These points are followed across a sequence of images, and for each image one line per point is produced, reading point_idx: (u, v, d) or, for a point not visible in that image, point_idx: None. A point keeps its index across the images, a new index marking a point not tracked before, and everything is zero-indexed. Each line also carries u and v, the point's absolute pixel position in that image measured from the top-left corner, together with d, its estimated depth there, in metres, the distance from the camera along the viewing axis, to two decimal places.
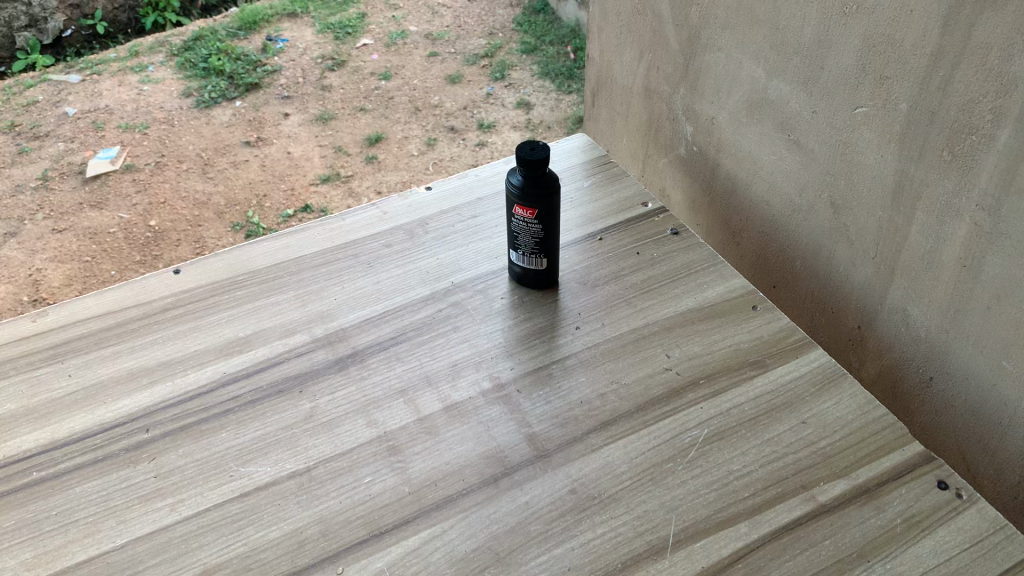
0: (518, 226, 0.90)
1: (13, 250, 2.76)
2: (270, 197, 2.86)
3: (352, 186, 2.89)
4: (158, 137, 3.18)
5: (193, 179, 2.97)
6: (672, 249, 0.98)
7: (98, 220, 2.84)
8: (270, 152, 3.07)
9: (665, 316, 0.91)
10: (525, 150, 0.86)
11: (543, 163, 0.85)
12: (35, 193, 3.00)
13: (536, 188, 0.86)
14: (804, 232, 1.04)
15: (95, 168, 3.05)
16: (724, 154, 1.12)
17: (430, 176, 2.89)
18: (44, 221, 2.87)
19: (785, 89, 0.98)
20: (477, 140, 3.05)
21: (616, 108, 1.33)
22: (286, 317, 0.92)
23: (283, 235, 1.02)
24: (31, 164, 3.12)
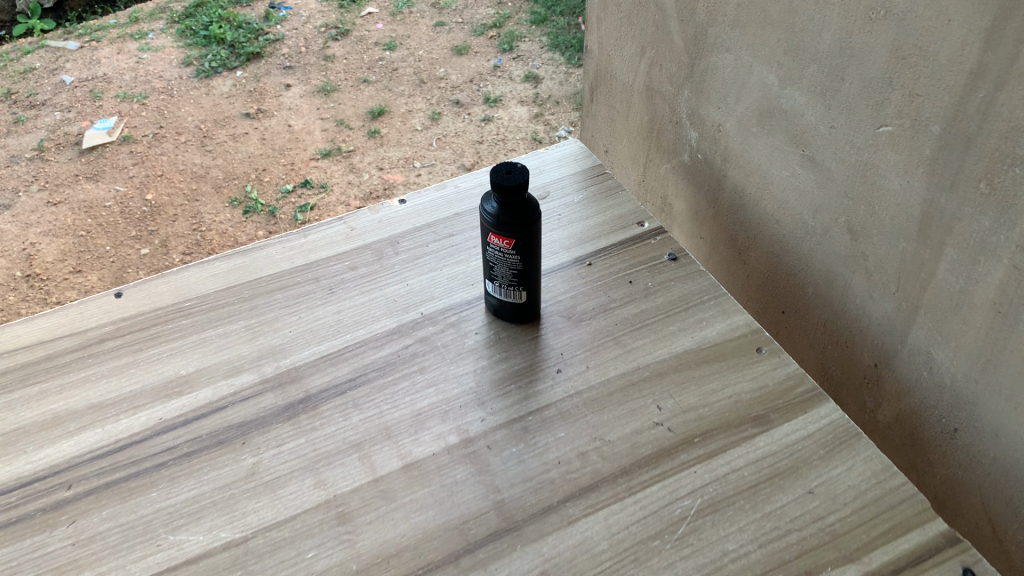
0: (494, 256, 0.80)
1: (6, 224, 2.66)
2: (269, 171, 2.75)
3: (353, 162, 2.77)
4: (156, 107, 3.07)
5: (190, 152, 2.86)
6: (669, 278, 0.88)
7: (93, 193, 2.74)
8: (269, 125, 2.95)
9: (658, 358, 0.80)
10: (500, 173, 0.75)
11: (521, 189, 0.75)
12: (31, 163, 2.89)
13: (513, 217, 0.76)
14: (816, 258, 0.93)
15: (92, 139, 2.95)
16: (730, 165, 1.01)
17: (434, 153, 2.78)
18: (39, 192, 2.77)
19: (799, 99, 0.86)
20: (484, 115, 2.92)
21: (616, 106, 1.22)
22: (233, 353, 0.82)
23: (238, 254, 0.92)
24: (26, 134, 3.02)
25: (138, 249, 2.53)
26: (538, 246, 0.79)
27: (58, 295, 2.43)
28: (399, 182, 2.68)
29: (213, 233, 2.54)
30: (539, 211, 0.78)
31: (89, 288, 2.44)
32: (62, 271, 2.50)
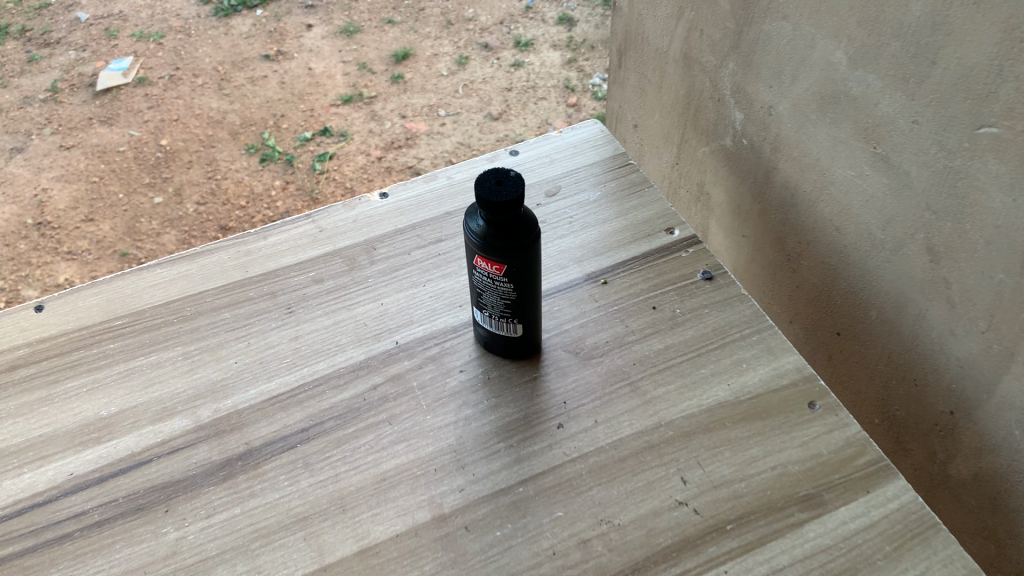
0: (482, 282, 0.64)
1: (19, 168, 2.25)
2: (287, 116, 2.30)
3: (375, 109, 2.31)
4: (174, 48, 2.61)
5: (208, 95, 2.40)
6: (703, 304, 0.71)
7: (106, 137, 2.31)
8: (289, 68, 2.48)
9: (686, 414, 0.64)
10: (487, 184, 0.58)
11: (514, 205, 0.58)
12: (45, 104, 2.45)
13: (505, 239, 0.60)
14: (883, 276, 0.75)
15: (105, 80, 2.50)
16: (781, 155, 0.83)
17: (459, 102, 2.30)
18: (52, 136, 2.34)
19: (874, 83, 0.68)
20: (513, 60, 2.44)
21: (647, 74, 1.05)
22: (166, 390, 0.68)
23: (184, 259, 0.78)
24: (40, 73, 2.57)
25: (152, 196, 2.12)
26: (536, 271, 0.63)
27: (69, 246, 2.04)
28: (423, 133, 2.23)
29: (228, 182, 2.14)
30: (538, 228, 0.61)
31: (102, 239, 2.04)
32: (74, 220, 2.09)
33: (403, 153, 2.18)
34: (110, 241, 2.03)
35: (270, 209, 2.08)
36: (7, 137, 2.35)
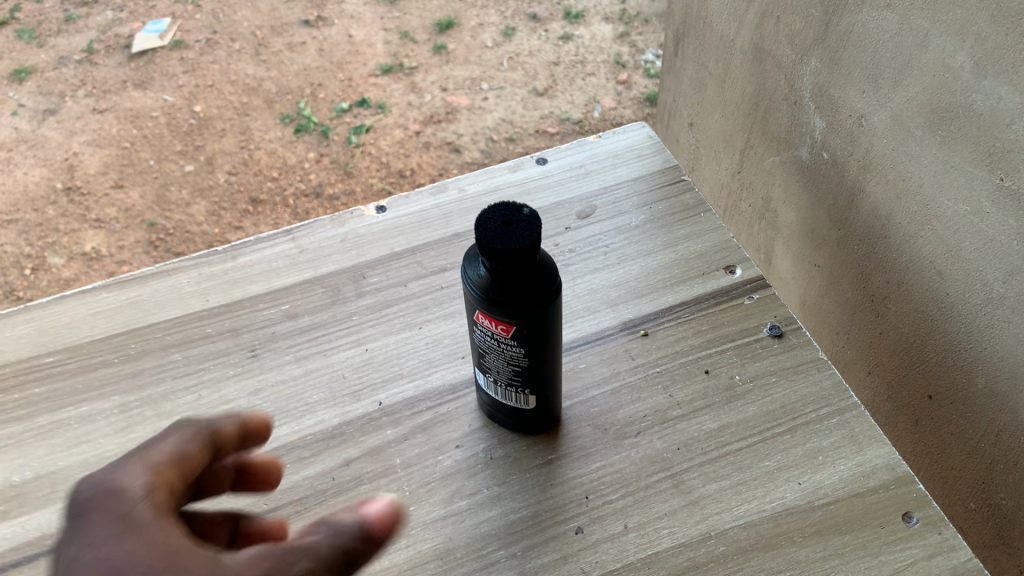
0: (485, 343, 0.50)
1: (51, 130, 1.86)
2: (325, 86, 1.90)
3: (415, 80, 1.91)
4: (211, 10, 2.14)
5: (244, 60, 1.98)
6: (769, 370, 0.57)
7: (139, 101, 1.90)
8: (329, 35, 2.03)
9: (744, 523, 0.50)
10: (491, 224, 0.44)
11: (525, 255, 0.43)
12: (80, 65, 2.01)
13: (515, 295, 0.46)
14: (998, 340, 0.59)
15: (143, 42, 2.04)
16: (870, 175, 0.68)
17: (504, 76, 1.91)
18: (85, 98, 1.93)
19: (1007, 97, 0.52)
20: (562, 31, 2.00)
21: (709, 66, 0.91)
22: (94, 452, 0.55)
23: (136, 280, 0.64)
24: (77, 33, 2.10)
25: (183, 164, 1.77)
26: (556, 331, 0.49)
27: (98, 213, 1.70)
28: (463, 108, 1.84)
29: (262, 153, 1.77)
30: (558, 279, 0.47)
31: (132, 208, 1.70)
32: (103, 185, 1.74)
33: (444, 129, 1.81)
34: (139, 211, 1.69)
35: (302, 183, 1.73)
36: (39, 98, 1.94)
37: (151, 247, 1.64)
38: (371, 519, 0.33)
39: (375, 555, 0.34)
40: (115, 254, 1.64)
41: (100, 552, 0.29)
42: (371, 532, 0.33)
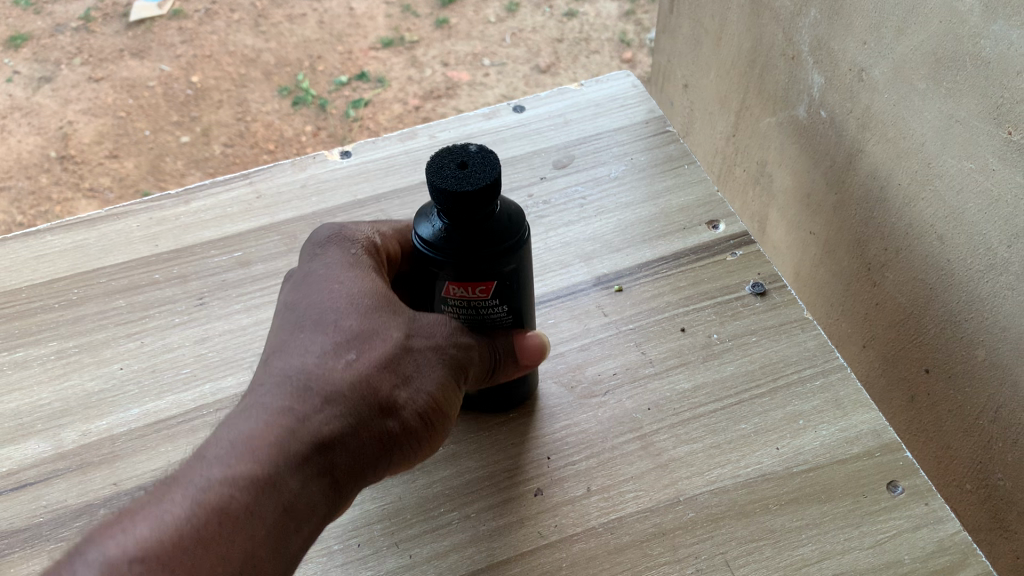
0: (455, 314, 0.46)
1: (44, 97, 1.79)
2: (324, 58, 1.83)
3: (416, 54, 1.85)
4: None
5: (242, 30, 1.90)
6: (750, 329, 0.54)
7: (135, 71, 1.83)
8: (329, 6, 1.96)
9: (716, 488, 0.46)
10: (447, 169, 0.40)
11: (491, 193, 0.40)
12: (75, 32, 1.92)
13: (489, 245, 0.42)
14: (1001, 307, 0.55)
15: (140, 11, 1.95)
16: (870, 133, 0.64)
17: (506, 51, 1.84)
18: (82, 66, 1.85)
19: (1019, 40, 0.48)
20: (567, 8, 1.92)
21: (704, 22, 0.86)
22: (28, 401, 0.51)
23: (84, 224, 0.61)
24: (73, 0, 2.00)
25: (179, 134, 1.71)
26: (525, 281, 0.46)
27: (90, 182, 1.65)
28: (463, 83, 1.79)
29: (258, 125, 1.72)
30: (521, 212, 0.44)
31: (126, 177, 1.64)
32: (97, 153, 1.68)
33: (443, 104, 1.76)
34: (132, 181, 1.64)
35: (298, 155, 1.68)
36: (36, 65, 1.86)
37: None
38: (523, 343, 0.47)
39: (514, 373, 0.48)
40: None
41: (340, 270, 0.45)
42: (523, 351, 0.47)
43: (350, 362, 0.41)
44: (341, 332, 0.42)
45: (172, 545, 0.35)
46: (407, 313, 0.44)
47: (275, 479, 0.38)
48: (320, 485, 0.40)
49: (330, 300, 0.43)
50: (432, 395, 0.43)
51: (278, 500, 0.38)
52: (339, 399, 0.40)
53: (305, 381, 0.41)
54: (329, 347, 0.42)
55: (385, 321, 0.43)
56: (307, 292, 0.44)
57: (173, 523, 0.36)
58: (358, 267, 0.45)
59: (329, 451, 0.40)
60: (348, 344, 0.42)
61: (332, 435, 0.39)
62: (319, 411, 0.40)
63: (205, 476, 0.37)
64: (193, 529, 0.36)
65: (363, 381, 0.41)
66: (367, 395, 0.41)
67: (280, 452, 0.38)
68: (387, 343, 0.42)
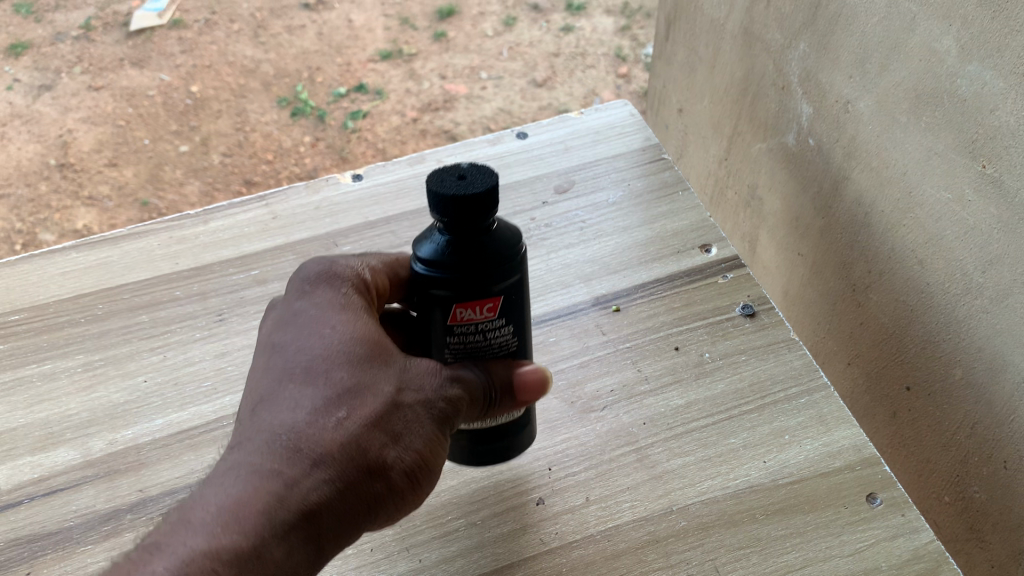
0: (459, 342, 0.48)
1: (45, 105, 1.82)
2: (323, 70, 1.86)
3: (415, 68, 1.88)
4: None
5: (242, 41, 1.93)
6: (740, 348, 0.57)
7: (136, 80, 1.86)
8: (329, 19, 1.99)
9: (707, 498, 0.50)
10: (445, 181, 0.43)
11: (492, 200, 0.43)
12: (76, 41, 1.95)
13: (491, 257, 0.44)
14: (977, 329, 0.58)
15: (139, 20, 1.99)
16: (855, 162, 0.67)
17: (504, 65, 1.86)
18: (82, 75, 1.88)
19: (992, 82, 0.51)
20: (564, 23, 1.94)
21: (698, 50, 0.90)
22: (55, 411, 0.54)
23: (107, 242, 0.64)
24: (74, 9, 2.03)
25: (178, 143, 1.74)
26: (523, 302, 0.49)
27: (89, 190, 1.66)
28: (461, 96, 1.81)
29: (257, 136, 1.74)
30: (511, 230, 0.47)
31: (124, 186, 1.66)
32: (97, 162, 1.70)
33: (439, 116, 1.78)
34: (132, 189, 1.66)
35: (297, 166, 1.70)
36: (36, 73, 1.88)
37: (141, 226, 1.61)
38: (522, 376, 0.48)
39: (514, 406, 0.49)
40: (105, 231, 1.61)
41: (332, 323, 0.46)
42: (522, 384, 0.48)
43: (339, 422, 0.42)
44: (332, 388, 0.43)
45: None
46: (398, 367, 0.45)
47: (261, 546, 0.39)
48: (304, 549, 0.40)
49: (321, 355, 0.45)
50: (420, 451, 0.44)
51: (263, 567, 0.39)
52: (327, 462, 0.41)
53: (294, 442, 0.42)
54: (319, 405, 0.43)
55: (375, 375, 0.44)
56: (298, 345, 0.46)
57: None
58: (349, 320, 0.47)
59: (315, 515, 0.41)
60: (339, 402, 0.43)
61: (319, 502, 0.40)
62: (306, 475, 0.41)
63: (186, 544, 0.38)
64: None
65: (353, 441, 0.42)
66: (357, 456, 0.42)
67: (266, 519, 0.39)
68: (377, 400, 0.43)
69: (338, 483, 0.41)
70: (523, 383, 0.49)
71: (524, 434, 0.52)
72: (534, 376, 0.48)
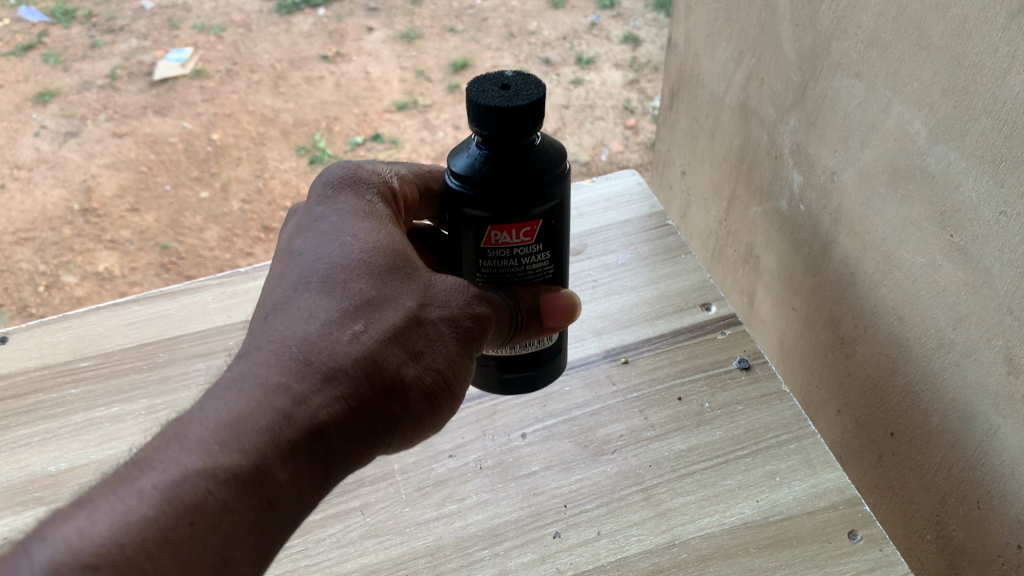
0: (498, 250, 0.60)
1: (71, 151, 1.90)
2: (342, 120, 1.92)
3: (429, 117, 1.89)
4: (234, 42, 2.15)
5: (262, 91, 2.01)
6: (736, 399, 0.65)
7: (159, 128, 1.95)
8: (347, 70, 2.06)
9: (705, 533, 0.56)
10: (493, 93, 0.54)
11: (532, 113, 0.54)
12: (102, 90, 2.05)
13: (527, 167, 0.56)
14: (949, 381, 0.64)
15: (164, 71, 2.09)
16: (841, 228, 0.74)
17: None
18: (106, 121, 1.97)
19: (956, 162, 0.58)
20: (573, 76, 1.91)
21: (699, 120, 0.98)
22: (123, 448, 0.64)
23: (166, 297, 0.76)
24: (101, 59, 2.13)
25: (198, 189, 1.81)
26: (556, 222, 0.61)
27: (112, 234, 1.74)
28: None
29: (275, 183, 1.78)
30: (553, 141, 0.59)
31: (145, 230, 1.74)
32: (119, 206, 1.78)
33: None
34: (152, 234, 1.74)
35: None
36: (62, 120, 1.97)
37: (161, 270, 1.68)
38: (551, 294, 0.62)
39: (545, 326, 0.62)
40: (126, 274, 1.68)
41: (351, 250, 0.57)
42: (549, 304, 0.62)
43: (355, 339, 0.52)
44: (348, 309, 0.54)
45: (147, 537, 0.44)
46: (412, 292, 0.56)
47: (269, 463, 0.47)
48: (307, 465, 0.49)
49: (339, 277, 0.55)
50: (435, 370, 0.55)
51: (268, 479, 0.47)
52: (335, 380, 0.51)
53: (306, 360, 0.51)
54: (336, 322, 0.53)
55: (394, 295, 0.55)
56: (321, 265, 0.56)
57: (139, 524, 0.44)
58: (367, 244, 0.57)
59: (322, 430, 0.50)
60: (355, 322, 0.53)
61: (325, 420, 0.50)
62: (316, 394, 0.50)
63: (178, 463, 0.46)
64: (163, 530, 0.44)
65: (364, 357, 0.52)
66: (367, 369, 0.52)
67: (274, 434, 0.48)
68: (389, 322, 0.54)
69: (345, 399, 0.51)
70: (554, 310, 0.62)
71: (553, 368, 0.66)
72: (564, 303, 0.62)
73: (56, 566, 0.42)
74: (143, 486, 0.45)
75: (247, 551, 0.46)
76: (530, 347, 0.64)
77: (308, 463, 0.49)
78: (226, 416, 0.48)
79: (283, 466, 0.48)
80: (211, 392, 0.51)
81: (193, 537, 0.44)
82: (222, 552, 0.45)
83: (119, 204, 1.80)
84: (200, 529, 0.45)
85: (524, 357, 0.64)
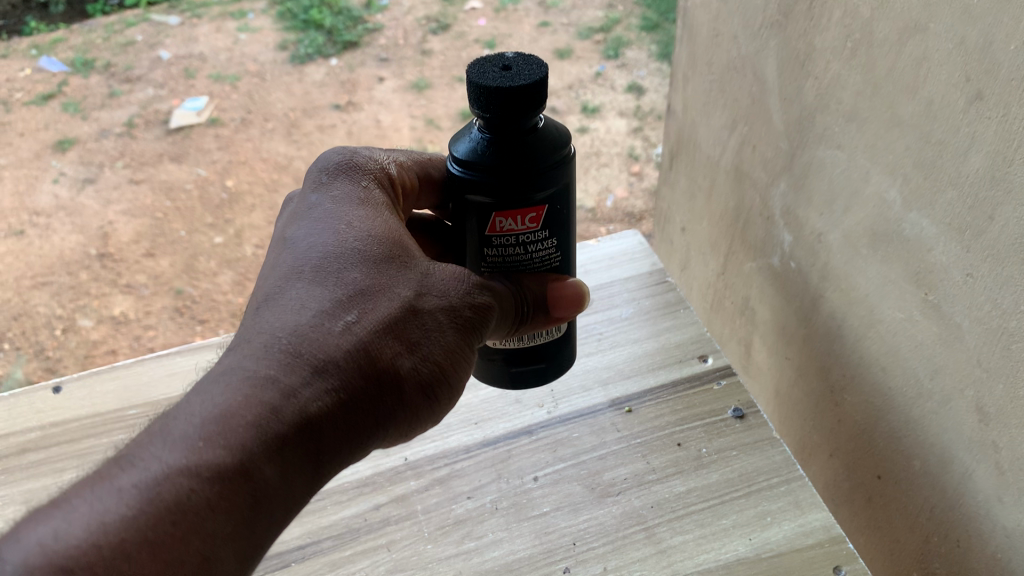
0: (501, 235, 0.68)
1: (88, 197, 1.98)
2: None
3: None
4: (247, 92, 2.21)
5: (276, 139, 2.07)
6: (731, 445, 0.70)
7: (175, 175, 2.03)
8: (359, 119, 2.09)
9: (702, 568, 0.61)
10: (494, 74, 0.60)
11: (531, 93, 0.61)
12: (119, 139, 2.12)
13: (524, 147, 0.62)
14: (928, 427, 0.70)
15: (178, 120, 2.17)
16: (828, 284, 0.80)
17: None
18: (123, 169, 2.04)
19: (927, 228, 0.64)
20: (580, 124, 1.95)
21: (697, 180, 1.04)
22: None
23: (204, 348, 0.86)
24: (118, 108, 2.20)
25: (212, 235, 1.88)
26: (554, 210, 0.68)
27: (127, 279, 1.81)
28: None
29: None
30: (552, 126, 0.66)
31: (160, 275, 1.81)
32: (135, 251, 1.85)
33: None
34: (167, 278, 1.80)
35: None
36: (80, 167, 2.04)
37: (176, 315, 1.74)
38: (554, 285, 0.70)
39: (545, 314, 0.71)
40: (141, 318, 1.74)
41: (346, 247, 0.63)
42: (548, 292, 0.70)
43: (349, 331, 0.58)
44: (342, 305, 0.59)
45: (138, 533, 0.48)
46: (406, 288, 0.63)
47: (262, 455, 0.52)
48: (296, 461, 0.54)
49: (333, 274, 0.61)
50: (427, 361, 0.61)
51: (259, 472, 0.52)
52: (326, 375, 0.56)
53: (298, 356, 0.56)
54: (330, 317, 0.59)
55: (390, 289, 0.62)
56: (318, 261, 0.62)
57: (123, 524, 0.48)
58: (363, 241, 0.64)
59: (314, 419, 0.55)
60: (348, 317, 0.59)
61: (316, 414, 0.55)
62: (307, 388, 0.55)
63: (162, 459, 0.51)
64: (151, 526, 0.48)
65: (354, 352, 0.58)
66: (359, 362, 0.58)
67: (263, 430, 0.53)
68: (381, 319, 0.60)
69: (335, 393, 0.56)
70: (558, 301, 0.71)
71: (557, 365, 0.75)
72: (563, 291, 0.70)
73: (32, 566, 0.46)
74: (124, 486, 0.50)
75: (234, 543, 0.51)
76: (538, 338, 0.73)
77: (296, 459, 0.54)
78: (213, 413, 0.53)
79: (272, 464, 0.53)
80: (200, 385, 0.56)
81: (173, 537, 0.49)
82: (204, 551, 0.49)
83: (135, 250, 1.86)
84: (180, 527, 0.49)
85: (535, 349, 0.74)
